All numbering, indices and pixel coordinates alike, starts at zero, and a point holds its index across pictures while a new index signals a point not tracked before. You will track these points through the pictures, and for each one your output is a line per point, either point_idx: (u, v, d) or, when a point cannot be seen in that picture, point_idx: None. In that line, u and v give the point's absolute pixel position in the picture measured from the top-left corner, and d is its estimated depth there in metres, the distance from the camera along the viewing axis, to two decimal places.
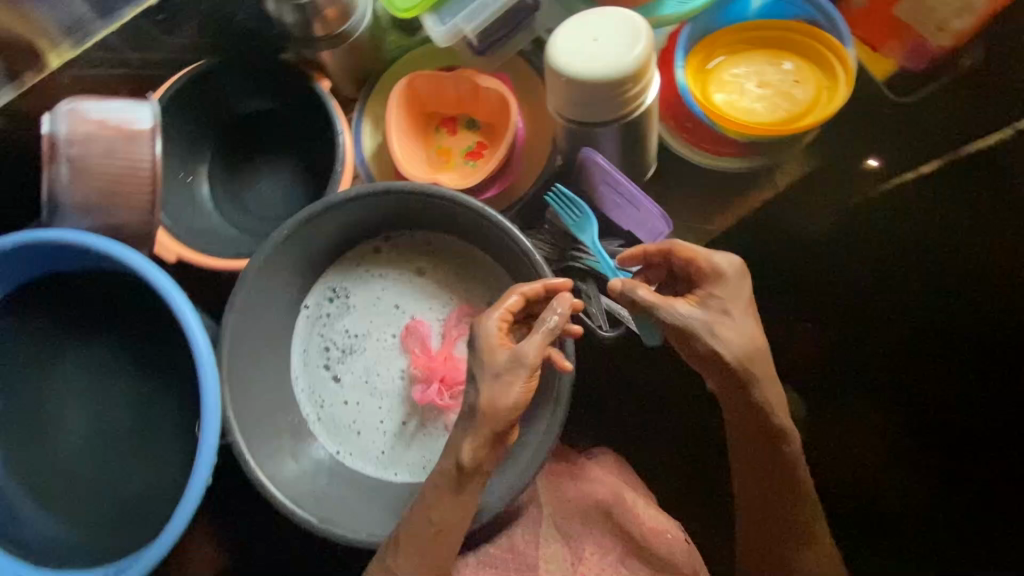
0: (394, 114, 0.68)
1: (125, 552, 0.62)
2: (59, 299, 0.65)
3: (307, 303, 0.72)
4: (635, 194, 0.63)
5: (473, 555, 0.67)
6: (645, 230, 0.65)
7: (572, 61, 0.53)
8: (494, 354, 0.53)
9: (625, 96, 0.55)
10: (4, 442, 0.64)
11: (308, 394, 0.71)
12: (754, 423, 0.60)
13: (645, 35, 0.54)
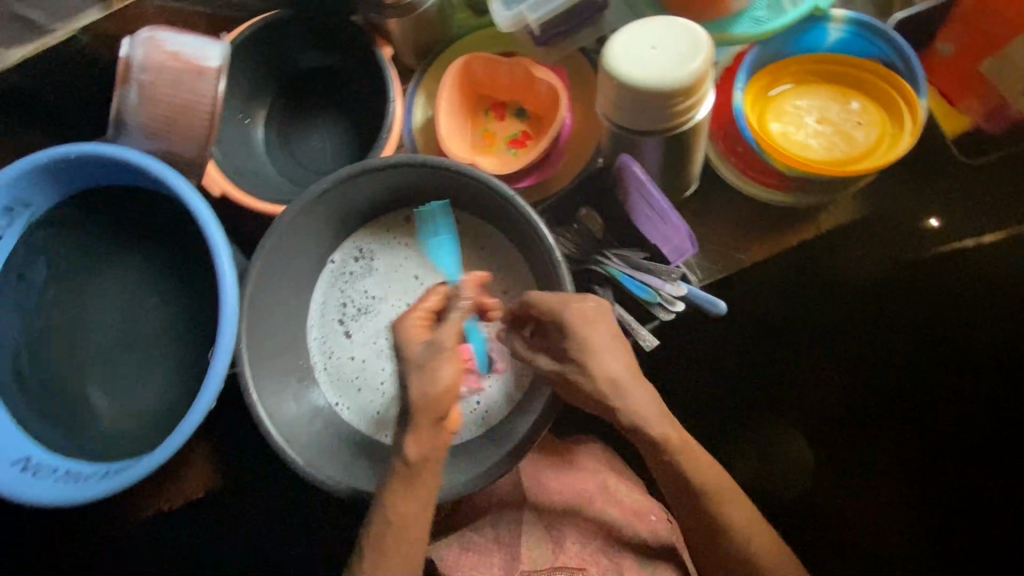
0: (447, 90, 0.69)
1: (129, 453, 0.67)
2: (110, 211, 0.70)
3: (333, 258, 0.74)
4: (665, 209, 0.63)
5: (455, 539, 0.73)
6: (670, 247, 0.65)
7: (627, 66, 0.53)
8: (413, 344, 0.56)
9: (674, 109, 0.54)
10: (38, 333, 0.69)
11: (319, 344, 0.73)
12: (669, 475, 0.60)
13: (706, 52, 0.53)
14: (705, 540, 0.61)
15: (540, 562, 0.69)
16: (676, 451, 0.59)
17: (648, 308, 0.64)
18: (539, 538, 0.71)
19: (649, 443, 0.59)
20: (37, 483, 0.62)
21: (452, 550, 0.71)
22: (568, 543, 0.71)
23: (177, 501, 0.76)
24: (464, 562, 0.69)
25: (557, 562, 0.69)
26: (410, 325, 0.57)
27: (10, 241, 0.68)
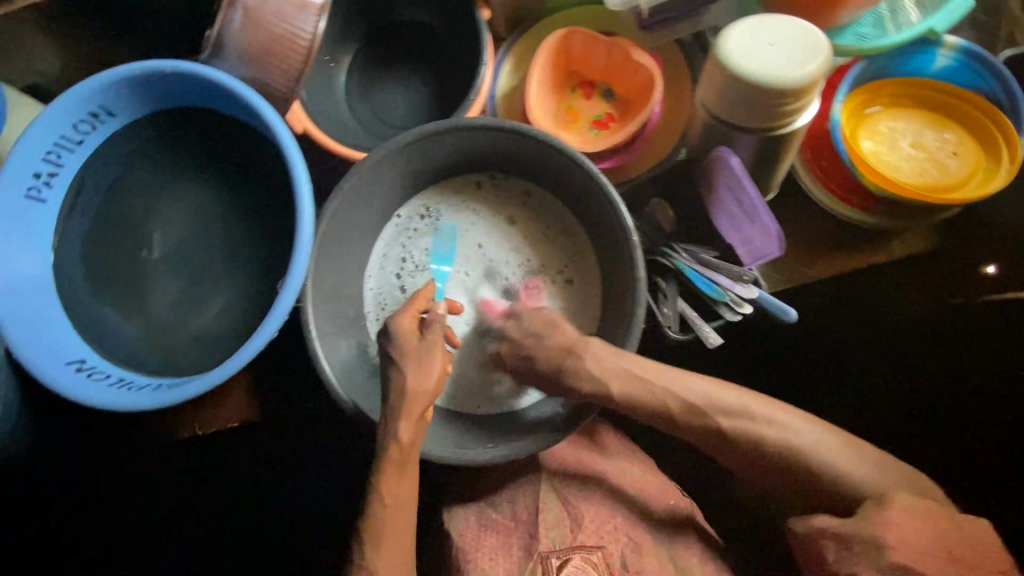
0: (542, 62, 0.68)
1: (180, 370, 0.68)
2: (195, 131, 0.71)
3: (400, 213, 0.75)
4: (758, 210, 0.61)
5: (474, 514, 0.77)
6: (752, 250, 0.62)
7: (739, 56, 0.53)
8: (407, 341, 0.60)
9: (774, 109, 0.54)
10: (111, 240, 0.71)
11: (374, 294, 0.74)
12: (720, 445, 0.60)
13: (821, 59, 0.52)
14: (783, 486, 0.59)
15: (557, 541, 0.73)
16: (723, 417, 0.59)
17: (715, 307, 0.64)
18: (558, 516, 0.74)
19: (699, 430, 0.60)
20: (91, 385, 0.64)
21: (470, 524, 0.76)
22: (587, 521, 0.73)
23: (212, 428, 0.74)
24: (483, 540, 0.74)
25: (576, 540, 0.72)
26: (395, 331, 0.61)
27: (88, 147, 0.69)
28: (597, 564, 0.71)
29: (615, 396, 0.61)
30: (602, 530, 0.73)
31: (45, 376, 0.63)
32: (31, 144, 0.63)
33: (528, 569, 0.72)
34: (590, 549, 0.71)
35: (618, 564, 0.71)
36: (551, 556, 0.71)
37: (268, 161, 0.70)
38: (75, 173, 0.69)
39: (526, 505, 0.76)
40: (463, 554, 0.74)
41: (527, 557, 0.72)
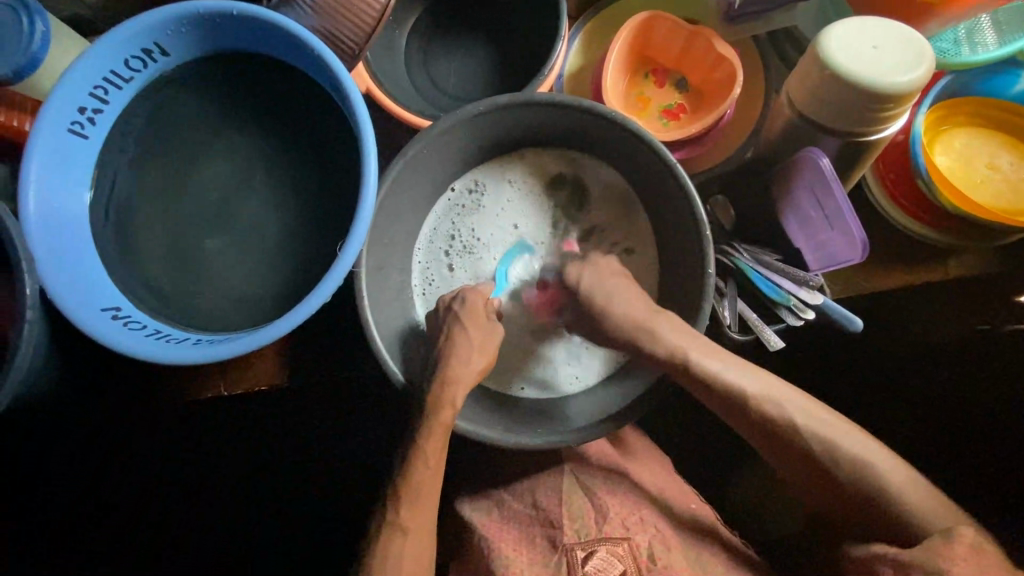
0: (621, 45, 0.67)
1: (215, 328, 0.65)
2: (244, 79, 0.66)
3: (453, 187, 0.73)
4: (840, 213, 0.58)
5: (498, 507, 0.78)
6: (831, 256, 0.60)
7: (839, 49, 0.52)
8: (475, 313, 0.65)
9: (863, 111, 0.54)
10: (145, 185, 0.67)
11: (422, 268, 0.73)
12: (785, 447, 0.59)
13: (922, 68, 0.51)
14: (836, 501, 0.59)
15: (582, 532, 0.72)
16: (794, 421, 0.58)
17: (777, 310, 0.62)
18: (580, 506, 0.75)
19: (762, 429, 0.60)
20: (127, 334, 0.60)
21: (492, 517, 0.77)
22: (611, 513, 0.73)
23: (240, 388, 0.73)
24: (506, 533, 0.75)
25: (601, 532, 0.72)
26: (467, 304, 0.65)
27: (137, 85, 0.65)
28: (624, 557, 0.69)
29: (691, 369, 0.59)
30: (627, 522, 0.72)
31: (79, 320, 0.59)
32: (79, 75, 0.59)
33: (553, 560, 0.71)
34: (615, 542, 0.71)
35: (645, 558, 0.70)
36: (576, 548, 0.71)
37: (325, 115, 0.65)
38: (121, 111, 0.65)
39: (546, 496, 0.76)
40: (486, 546, 0.74)
41: (552, 549, 0.72)
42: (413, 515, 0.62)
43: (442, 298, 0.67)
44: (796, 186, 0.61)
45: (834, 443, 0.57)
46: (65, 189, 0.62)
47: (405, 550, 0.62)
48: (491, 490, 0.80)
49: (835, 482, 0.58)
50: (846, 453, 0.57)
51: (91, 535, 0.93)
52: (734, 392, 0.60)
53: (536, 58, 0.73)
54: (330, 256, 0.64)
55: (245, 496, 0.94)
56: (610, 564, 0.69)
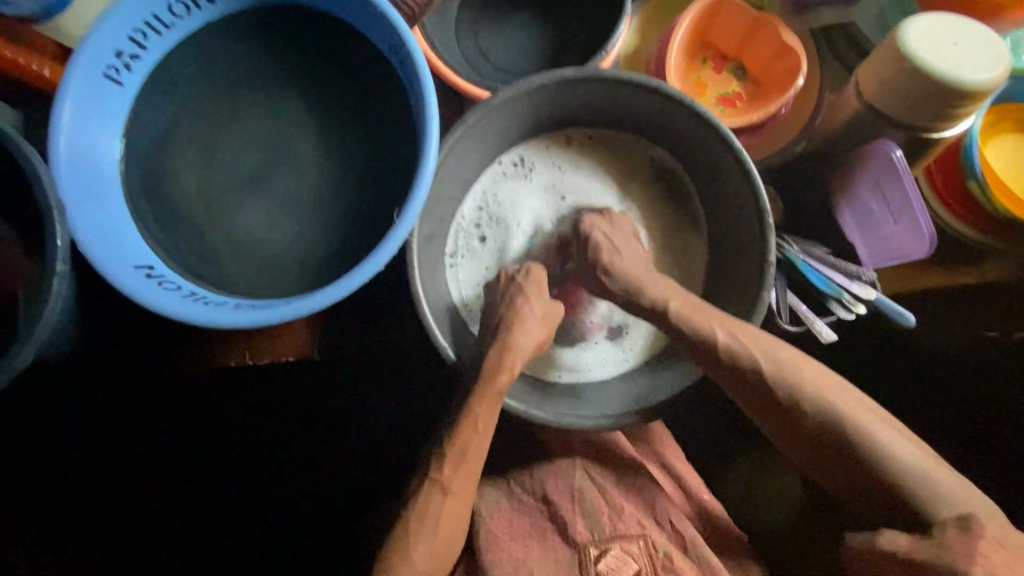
0: (686, 25, 0.65)
1: (249, 292, 0.61)
2: (292, 32, 0.63)
3: (501, 159, 0.71)
4: (908, 207, 0.60)
5: (504, 499, 0.72)
6: (894, 250, 0.62)
7: (914, 34, 0.53)
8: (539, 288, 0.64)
9: (924, 99, 0.55)
10: (178, 135, 0.62)
11: (461, 238, 0.70)
12: (805, 431, 0.58)
13: (991, 69, 0.52)
14: (855, 489, 0.57)
15: (595, 530, 0.69)
16: (814, 401, 0.56)
17: (827, 302, 0.62)
18: (594, 503, 0.70)
19: (785, 408, 0.58)
20: (163, 293, 0.56)
21: (502, 509, 0.71)
22: (626, 511, 0.70)
23: (265, 359, 0.69)
24: (516, 527, 0.70)
25: (616, 530, 0.69)
26: (533, 277, 0.64)
27: (177, 33, 0.61)
28: (639, 555, 0.68)
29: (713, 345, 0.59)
30: (642, 520, 0.70)
31: (113, 277, 0.55)
32: (121, 16, 0.56)
33: (567, 556, 0.69)
34: (631, 539, 0.69)
35: (661, 555, 0.68)
36: (590, 545, 0.68)
37: (378, 78, 0.63)
38: (159, 59, 0.61)
39: (558, 488, 0.71)
40: (490, 543, 0.69)
41: (565, 544, 0.69)
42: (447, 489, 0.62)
43: (506, 268, 0.66)
44: (859, 178, 0.63)
45: (861, 428, 0.55)
46: (97, 137, 0.58)
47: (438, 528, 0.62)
48: (497, 477, 0.74)
49: (859, 468, 0.56)
50: (877, 438, 0.55)
51: (91, 535, 0.93)
52: (763, 370, 0.58)
53: (593, 33, 0.71)
54: (377, 225, 0.62)
55: (258, 466, 0.93)
56: (624, 563, 0.68)
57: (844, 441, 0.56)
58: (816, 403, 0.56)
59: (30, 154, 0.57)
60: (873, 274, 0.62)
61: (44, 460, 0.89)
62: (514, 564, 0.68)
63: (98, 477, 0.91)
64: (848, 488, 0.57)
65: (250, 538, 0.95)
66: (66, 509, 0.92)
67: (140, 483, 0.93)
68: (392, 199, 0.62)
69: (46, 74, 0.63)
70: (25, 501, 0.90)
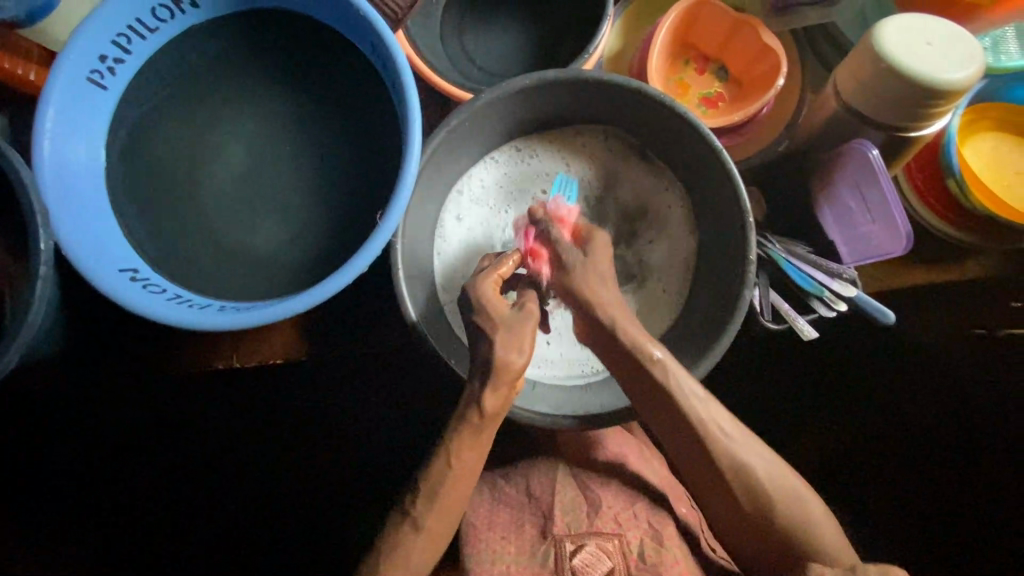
0: (668, 27, 0.66)
1: (233, 296, 0.61)
2: (274, 36, 0.63)
3: (495, 154, 0.71)
4: (882, 204, 0.61)
5: (491, 496, 0.73)
6: (863, 246, 0.63)
7: (886, 31, 0.54)
8: (493, 304, 0.58)
9: (897, 95, 0.55)
10: (163, 139, 0.62)
11: (449, 233, 0.70)
12: (719, 482, 0.60)
13: (959, 69, 0.53)
14: (759, 548, 0.61)
15: (573, 524, 0.68)
16: (721, 440, 0.59)
17: (809, 300, 0.63)
18: (574, 499, 0.70)
19: (701, 452, 0.59)
20: (146, 297, 0.56)
21: (483, 504, 0.72)
22: (605, 506, 0.70)
23: (254, 360, 0.70)
24: (497, 519, 0.70)
25: (592, 526, 0.68)
26: (483, 296, 0.58)
27: (161, 37, 0.61)
28: (614, 553, 0.66)
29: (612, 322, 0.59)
30: (619, 517, 0.69)
31: (95, 281, 0.55)
32: (102, 20, 0.56)
33: (541, 550, 0.67)
34: (606, 537, 0.67)
35: (635, 555, 0.67)
36: (565, 539, 0.67)
37: (362, 82, 0.63)
38: (142, 63, 0.61)
39: (541, 484, 0.72)
40: (477, 529, 0.70)
41: (540, 539, 0.68)
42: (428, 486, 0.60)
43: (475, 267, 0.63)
44: (838, 175, 0.64)
45: (748, 465, 0.59)
46: (79, 140, 0.58)
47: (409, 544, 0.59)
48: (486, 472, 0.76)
49: (761, 524, 0.60)
50: (772, 489, 0.59)
51: (85, 537, 0.94)
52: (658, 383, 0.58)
53: (576, 35, 0.72)
54: (363, 226, 0.62)
55: (252, 469, 0.95)
56: (598, 560, 0.65)
57: (753, 493, 0.59)
58: (732, 457, 0.59)
59: (14, 159, 0.57)
60: (854, 273, 0.63)
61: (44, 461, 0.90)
62: (491, 555, 0.67)
63: (89, 478, 0.92)
64: (755, 542, 0.61)
65: (251, 538, 0.96)
66: (59, 511, 0.92)
67: (132, 484, 0.93)
68: (376, 201, 0.63)
69: (32, 78, 0.64)
70: (25, 501, 0.91)
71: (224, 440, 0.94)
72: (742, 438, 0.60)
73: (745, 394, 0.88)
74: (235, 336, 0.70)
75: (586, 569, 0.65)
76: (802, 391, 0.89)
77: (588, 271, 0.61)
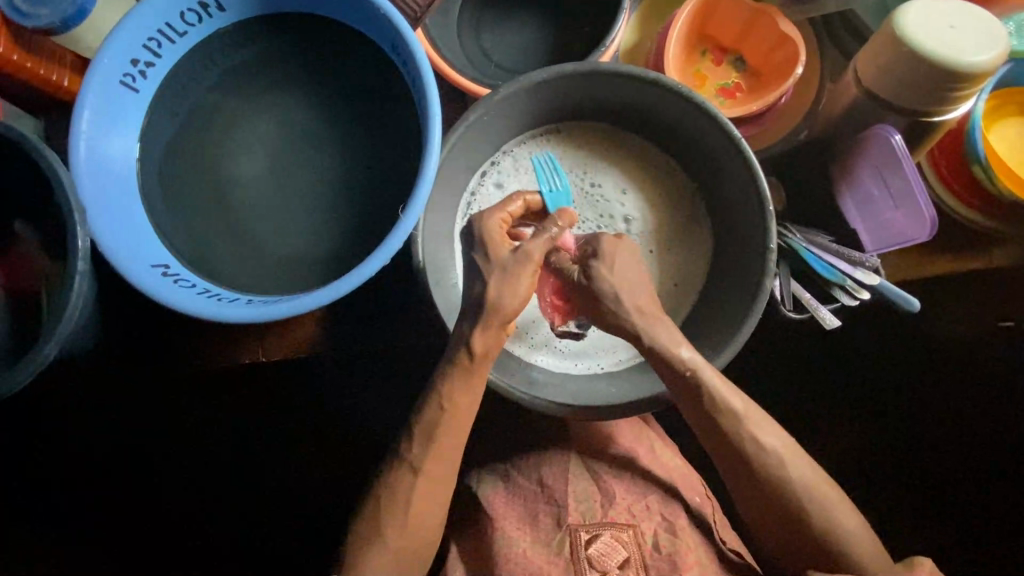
0: (684, 19, 0.66)
1: (262, 290, 0.63)
2: (296, 35, 0.65)
3: (526, 144, 0.72)
4: (907, 189, 0.61)
5: (503, 484, 0.73)
6: (885, 232, 0.63)
7: (908, 16, 0.54)
8: (500, 246, 0.61)
9: (922, 80, 0.55)
10: (193, 140, 0.64)
11: None
12: (764, 495, 0.62)
13: (986, 52, 0.52)
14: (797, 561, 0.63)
15: (587, 514, 0.69)
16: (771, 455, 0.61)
17: (831, 290, 0.62)
18: (587, 491, 0.71)
19: (749, 468, 0.62)
20: (178, 291, 0.58)
21: (498, 494, 0.72)
22: (618, 498, 0.71)
23: (278, 353, 0.72)
24: (511, 509, 0.71)
25: (606, 517, 0.69)
26: (486, 232, 0.62)
27: (190, 40, 0.63)
28: (629, 543, 0.67)
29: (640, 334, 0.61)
30: (632, 509, 0.70)
31: (130, 276, 0.57)
32: (135, 24, 0.58)
33: (556, 539, 0.68)
34: (620, 527, 0.68)
35: (650, 545, 0.68)
36: (581, 529, 0.68)
37: (383, 80, 0.65)
38: (172, 65, 0.63)
39: (553, 473, 0.72)
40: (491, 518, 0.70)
41: (555, 528, 0.69)
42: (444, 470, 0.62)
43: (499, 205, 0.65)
44: (860, 162, 0.64)
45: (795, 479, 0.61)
46: (114, 141, 0.60)
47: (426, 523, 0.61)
48: (497, 463, 0.75)
49: (806, 537, 0.62)
50: (802, 487, 0.61)
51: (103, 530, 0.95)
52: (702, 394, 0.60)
53: (592, 30, 0.72)
54: (385, 220, 0.63)
55: (271, 466, 0.96)
56: (614, 550, 0.67)
57: (800, 509, 0.61)
58: (760, 451, 0.61)
59: (48, 156, 0.58)
60: (877, 261, 0.62)
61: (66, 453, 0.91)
62: (506, 546, 0.68)
63: (110, 475, 0.94)
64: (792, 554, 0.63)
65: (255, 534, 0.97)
66: (81, 503, 0.94)
67: (150, 483, 0.95)
68: (397, 195, 0.64)
69: (66, 84, 0.66)
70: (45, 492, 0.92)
71: (245, 436, 0.95)
72: (791, 453, 0.62)
73: (762, 386, 0.87)
74: (262, 330, 0.72)
75: (601, 559, 0.66)
76: (820, 385, 0.88)
77: (609, 281, 0.62)
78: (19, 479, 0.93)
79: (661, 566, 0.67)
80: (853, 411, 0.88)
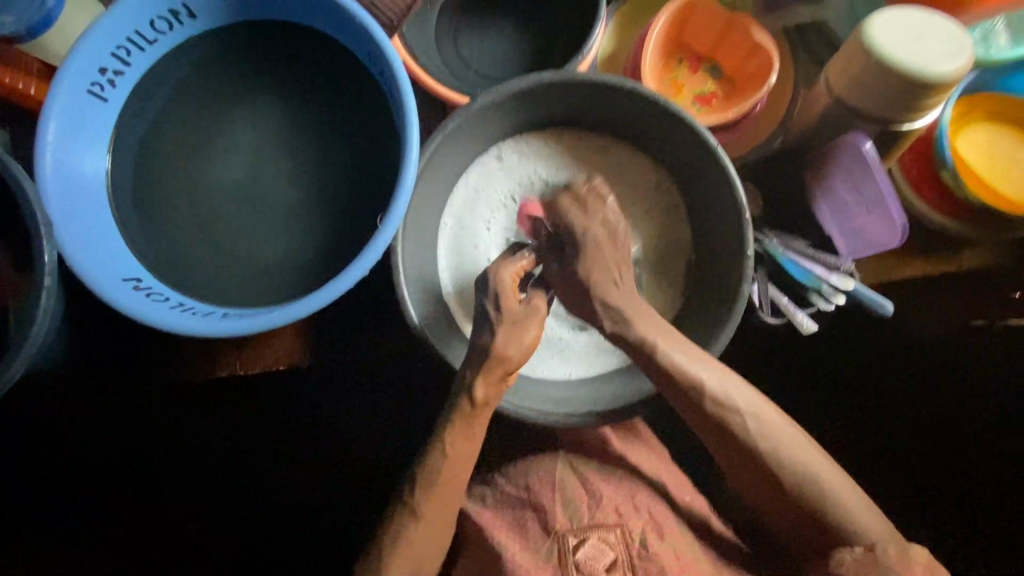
0: (660, 28, 0.67)
1: (236, 304, 0.61)
2: (270, 43, 0.64)
3: (506, 154, 0.71)
4: (879, 197, 0.62)
5: (490, 491, 0.73)
6: (858, 240, 0.64)
7: (876, 28, 0.55)
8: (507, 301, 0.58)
9: (892, 89, 0.56)
10: (162, 149, 0.63)
11: (454, 231, 0.70)
12: (755, 467, 0.61)
13: (951, 63, 0.53)
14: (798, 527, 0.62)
15: (574, 519, 0.69)
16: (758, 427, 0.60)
17: (810, 294, 0.63)
18: (574, 492, 0.70)
19: (732, 442, 0.61)
20: (150, 305, 0.57)
21: (488, 503, 0.72)
22: (605, 498, 0.70)
23: (256, 367, 0.71)
24: (500, 516, 0.71)
25: (593, 519, 0.68)
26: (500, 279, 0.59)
27: (160, 49, 0.62)
28: (616, 544, 0.67)
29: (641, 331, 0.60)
30: (620, 508, 0.69)
31: (100, 291, 0.55)
32: (104, 32, 0.56)
33: (545, 547, 0.68)
34: (608, 529, 0.68)
35: (638, 544, 0.67)
36: (569, 535, 0.68)
37: (359, 88, 0.64)
38: (141, 74, 0.62)
39: (539, 477, 0.72)
40: (482, 527, 0.70)
41: (543, 535, 0.69)
42: (430, 478, 0.61)
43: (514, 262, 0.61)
44: (832, 171, 0.64)
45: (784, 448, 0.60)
46: (81, 149, 0.58)
47: (412, 534, 0.61)
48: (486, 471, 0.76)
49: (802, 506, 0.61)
50: (794, 458, 0.60)
51: (86, 538, 0.93)
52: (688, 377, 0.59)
53: (570, 37, 0.72)
54: (363, 232, 0.63)
55: (255, 473, 0.94)
56: (601, 553, 0.67)
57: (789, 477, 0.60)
58: (759, 444, 0.60)
59: (15, 171, 0.56)
60: (851, 266, 0.63)
61: (48, 460, 0.89)
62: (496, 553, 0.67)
63: (111, 476, 0.92)
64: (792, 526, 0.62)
65: (238, 543, 0.95)
66: (64, 510, 0.92)
67: (153, 484, 0.93)
68: (375, 205, 0.63)
69: (33, 92, 0.64)
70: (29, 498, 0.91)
71: (228, 444, 0.93)
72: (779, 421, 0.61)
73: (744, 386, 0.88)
74: (237, 345, 0.70)
75: (590, 563, 0.66)
76: (808, 380, 0.89)
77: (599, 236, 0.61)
78: (18, 479, 0.90)
79: (647, 566, 0.66)
80: (834, 403, 0.90)
